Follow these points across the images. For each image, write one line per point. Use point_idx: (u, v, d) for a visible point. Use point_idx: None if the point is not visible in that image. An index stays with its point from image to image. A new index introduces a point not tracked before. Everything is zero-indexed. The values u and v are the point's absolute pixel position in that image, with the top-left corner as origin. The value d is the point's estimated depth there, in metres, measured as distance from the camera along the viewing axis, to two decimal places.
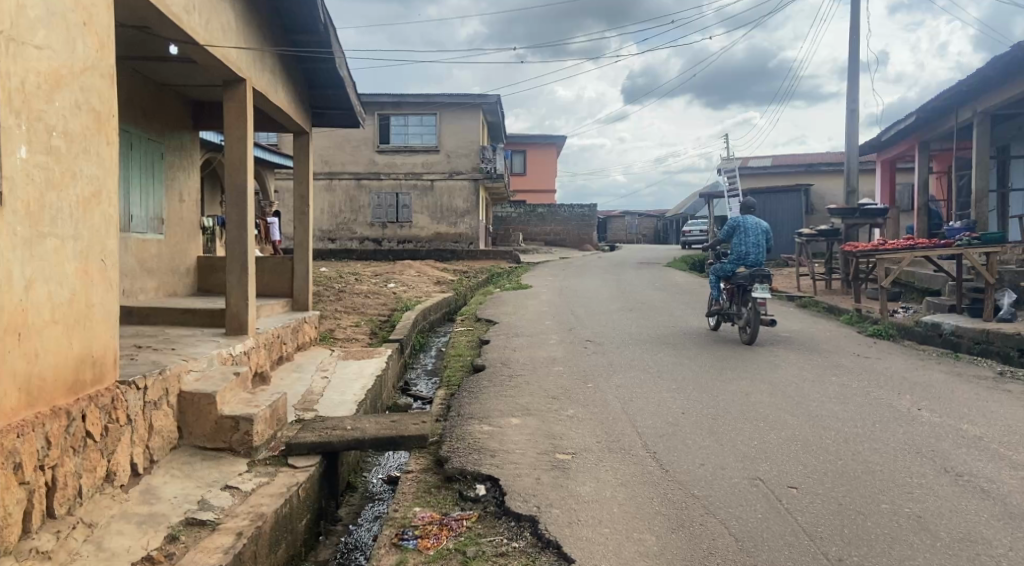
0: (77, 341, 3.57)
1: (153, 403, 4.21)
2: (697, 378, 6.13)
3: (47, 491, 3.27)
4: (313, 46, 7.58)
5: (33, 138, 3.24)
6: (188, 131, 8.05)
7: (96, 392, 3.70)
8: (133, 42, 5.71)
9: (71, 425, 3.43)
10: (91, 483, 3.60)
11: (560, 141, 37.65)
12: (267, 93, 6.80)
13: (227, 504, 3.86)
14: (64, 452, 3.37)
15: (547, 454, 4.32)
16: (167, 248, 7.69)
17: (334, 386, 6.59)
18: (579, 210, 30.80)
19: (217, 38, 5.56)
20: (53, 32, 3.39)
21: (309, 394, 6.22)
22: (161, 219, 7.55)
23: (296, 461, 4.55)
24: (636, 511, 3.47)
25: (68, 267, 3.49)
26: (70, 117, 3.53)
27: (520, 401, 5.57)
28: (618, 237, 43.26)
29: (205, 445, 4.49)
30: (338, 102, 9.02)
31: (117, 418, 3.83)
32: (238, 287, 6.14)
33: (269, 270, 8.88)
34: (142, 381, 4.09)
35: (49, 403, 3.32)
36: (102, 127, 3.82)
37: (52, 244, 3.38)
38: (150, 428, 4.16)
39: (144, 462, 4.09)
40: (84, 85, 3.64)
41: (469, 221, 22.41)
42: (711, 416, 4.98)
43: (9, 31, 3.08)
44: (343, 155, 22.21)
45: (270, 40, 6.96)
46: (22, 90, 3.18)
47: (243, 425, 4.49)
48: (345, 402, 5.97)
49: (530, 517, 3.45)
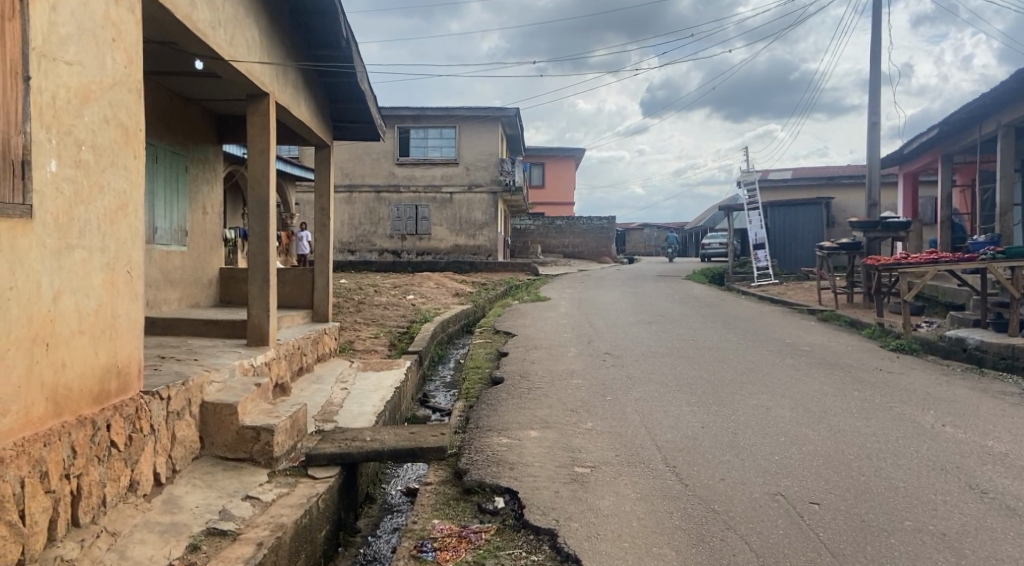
0: (104, 351, 3.62)
1: (176, 413, 4.26)
2: (717, 392, 6.09)
3: (73, 499, 3.32)
4: (335, 61, 7.66)
5: (63, 152, 3.31)
6: (212, 144, 8.17)
7: (121, 402, 3.75)
8: (160, 58, 5.83)
9: (95, 434, 3.48)
10: (115, 492, 3.64)
11: (579, 153, 37.70)
12: (289, 106, 6.88)
13: (248, 515, 3.89)
14: (89, 461, 3.42)
15: (566, 467, 4.30)
16: (191, 259, 7.80)
17: (353, 397, 6.62)
18: (598, 223, 30.82)
19: (242, 53, 5.66)
20: (84, 49, 3.48)
21: (329, 405, 6.25)
22: (184, 230, 7.65)
23: (316, 472, 4.58)
24: (655, 525, 3.45)
25: (95, 277, 3.55)
26: (99, 130, 3.61)
27: (539, 413, 5.56)
28: (637, 249, 43.06)
29: (226, 455, 4.52)
30: (359, 115, 9.10)
31: (141, 427, 3.88)
32: (260, 298, 6.19)
33: (291, 282, 8.97)
34: (165, 391, 4.14)
35: (75, 413, 3.37)
36: (130, 142, 3.89)
37: (79, 256, 3.43)
38: (173, 438, 4.20)
39: (167, 471, 4.13)
40: (112, 100, 3.73)
41: (488, 233, 22.47)
42: (732, 430, 4.95)
43: (40, 49, 3.16)
44: (363, 168, 22.42)
45: (293, 54, 7.05)
46: (53, 104, 3.25)
47: (264, 436, 4.51)
48: (365, 413, 6.00)
49: (549, 530, 3.44)
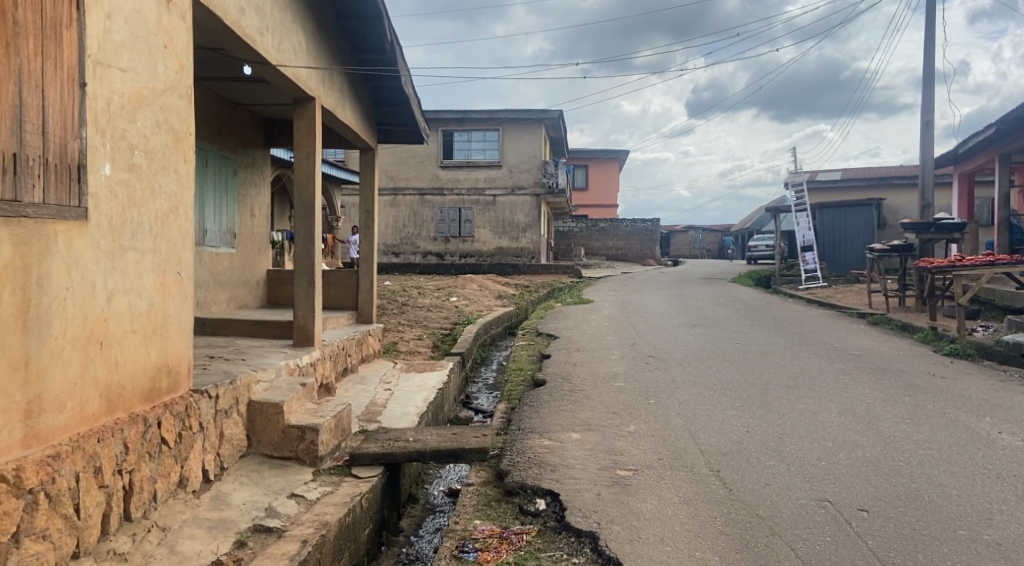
0: (154, 350, 3.71)
1: (224, 411, 4.34)
2: (763, 396, 5.96)
3: (125, 494, 3.40)
4: (379, 65, 7.75)
5: (116, 156, 3.41)
6: (260, 148, 8.34)
7: (171, 401, 3.84)
8: (209, 64, 5.96)
9: (147, 431, 3.57)
10: (165, 488, 3.72)
11: (623, 155, 37.43)
12: (334, 110, 6.97)
13: (293, 512, 3.94)
14: (140, 457, 3.50)
15: (608, 470, 4.26)
16: (239, 261, 7.96)
17: (396, 398, 6.67)
18: (641, 225, 30.54)
19: (289, 58, 5.76)
20: (137, 55, 3.58)
21: (372, 406, 6.31)
22: (233, 233, 7.81)
23: (359, 471, 4.62)
24: (698, 529, 3.39)
25: (147, 278, 3.65)
26: (151, 135, 3.70)
27: (580, 416, 5.51)
28: (682, 251, 42.52)
29: (272, 453, 4.59)
30: (404, 118, 9.18)
31: (190, 425, 3.97)
32: (305, 300, 6.28)
33: (336, 284, 9.09)
34: (214, 390, 4.23)
35: (127, 410, 3.45)
36: (181, 146, 3.99)
37: (132, 257, 3.52)
38: (220, 436, 4.28)
39: (215, 468, 4.21)
40: (164, 105, 3.82)
41: (531, 235, 22.46)
42: (777, 435, 4.83)
43: (95, 55, 3.25)
44: (408, 171, 22.67)
45: (338, 59, 7.15)
46: (107, 110, 3.35)
47: (309, 434, 4.57)
48: (407, 414, 6.03)
49: (590, 532, 3.40)
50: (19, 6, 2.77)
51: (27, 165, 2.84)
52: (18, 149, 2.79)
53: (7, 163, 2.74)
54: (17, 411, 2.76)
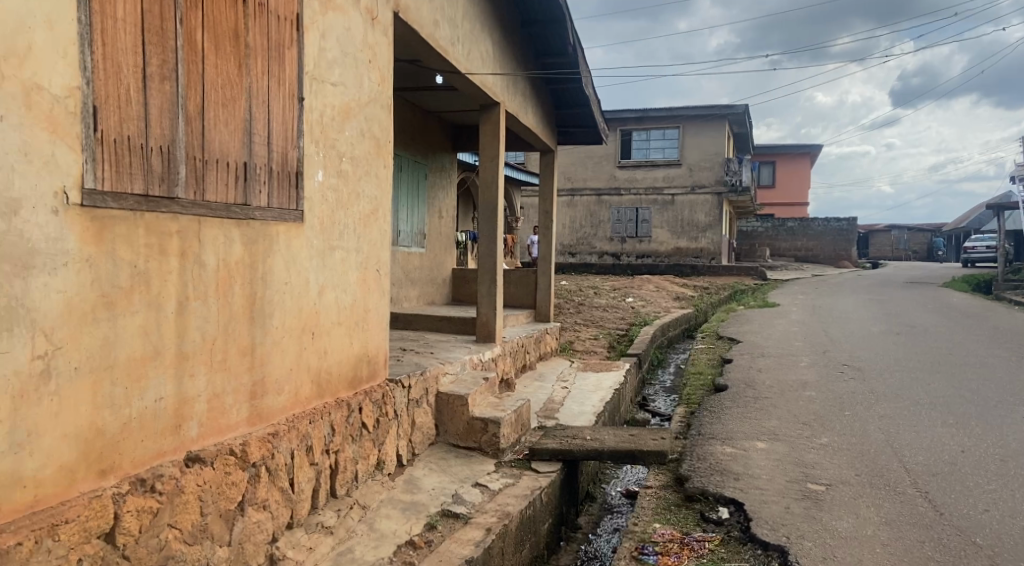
0: (356, 341, 4.04)
1: (415, 401, 4.63)
2: (980, 414, 5.34)
3: (331, 472, 3.73)
4: (562, 68, 7.87)
5: (327, 163, 3.75)
6: (447, 153, 8.79)
7: (370, 388, 4.17)
8: (405, 75, 6.38)
9: (350, 415, 3.90)
10: (365, 469, 4.04)
11: (815, 150, 35.07)
12: (518, 114, 7.18)
13: (478, 501, 4.13)
14: (344, 439, 3.83)
15: (797, 482, 4.03)
16: (428, 260, 8.45)
17: (574, 396, 6.75)
18: (835, 224, 28.47)
19: (477, 66, 6.02)
20: (346, 71, 3.92)
21: (550, 403, 6.43)
22: (423, 233, 8.31)
23: (539, 466, 4.73)
24: (903, 554, 3.11)
25: (351, 275, 3.98)
26: (357, 143, 4.04)
27: (766, 424, 5.26)
28: (881, 253, 39.08)
29: (458, 443, 4.84)
30: (584, 119, 9.25)
31: (386, 412, 4.28)
32: (488, 297, 6.53)
33: (516, 283, 9.37)
34: (407, 380, 4.52)
35: (334, 395, 3.80)
36: (381, 153, 4.31)
37: (338, 256, 3.86)
38: (412, 424, 4.57)
39: (407, 453, 4.51)
40: (368, 115, 4.15)
41: (711, 236, 21.75)
42: (998, 457, 4.31)
43: (312, 72, 3.60)
44: (586, 172, 22.82)
45: (523, 64, 7.36)
46: (320, 122, 3.70)
47: (492, 427, 4.77)
48: (585, 413, 6.09)
49: (778, 546, 3.24)
50: (251, 30, 3.11)
51: (256, 172, 3.17)
52: (249, 158, 3.13)
53: (240, 170, 3.08)
54: (245, 390, 3.10)
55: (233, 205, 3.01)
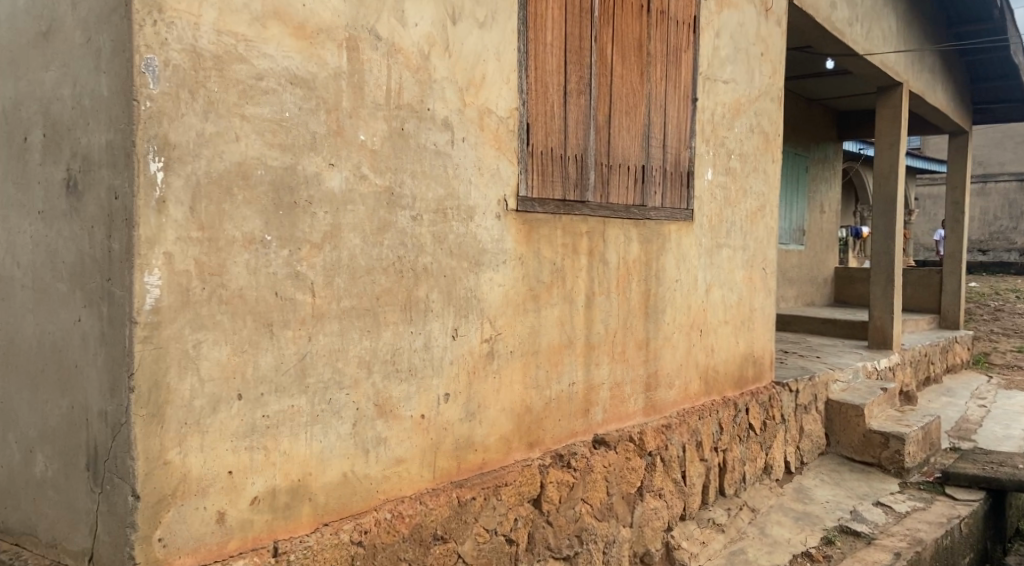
0: (743, 339, 3.97)
1: (804, 406, 4.37)
2: None
3: (721, 471, 3.72)
4: (983, 35, 6.72)
5: (717, 161, 3.75)
6: (832, 143, 8.15)
7: (757, 389, 4.07)
8: (793, 64, 6.06)
9: (738, 415, 3.85)
10: (754, 472, 3.95)
11: None
12: (924, 93, 6.34)
13: (882, 521, 3.79)
14: (732, 438, 3.81)
15: None
16: (808, 258, 7.92)
17: (995, 418, 5.72)
18: None
19: (877, 45, 5.45)
20: (738, 67, 3.87)
21: (964, 422, 5.52)
22: (803, 230, 7.80)
23: (956, 492, 4.16)
24: None
25: (738, 273, 3.92)
26: (745, 139, 3.97)
27: None
28: None
29: (853, 457, 4.42)
30: (1011, 92, 7.78)
31: (774, 415, 4.12)
32: (883, 299, 5.88)
33: (914, 284, 8.28)
34: (795, 384, 4.29)
35: (721, 393, 3.79)
36: (769, 147, 4.17)
37: (726, 253, 3.84)
38: (801, 430, 4.33)
39: (796, 461, 4.28)
40: (757, 110, 4.05)
41: None
42: None
43: (705, 72, 3.64)
44: (1004, 153, 19.19)
45: (931, 36, 6.47)
46: (711, 121, 3.71)
47: (895, 443, 4.28)
48: (1012, 438, 5.12)
49: None
50: (653, 39, 3.25)
51: (652, 175, 3.31)
52: (646, 161, 3.28)
53: (639, 173, 3.24)
54: (641, 381, 3.26)
55: (633, 206, 3.19)
